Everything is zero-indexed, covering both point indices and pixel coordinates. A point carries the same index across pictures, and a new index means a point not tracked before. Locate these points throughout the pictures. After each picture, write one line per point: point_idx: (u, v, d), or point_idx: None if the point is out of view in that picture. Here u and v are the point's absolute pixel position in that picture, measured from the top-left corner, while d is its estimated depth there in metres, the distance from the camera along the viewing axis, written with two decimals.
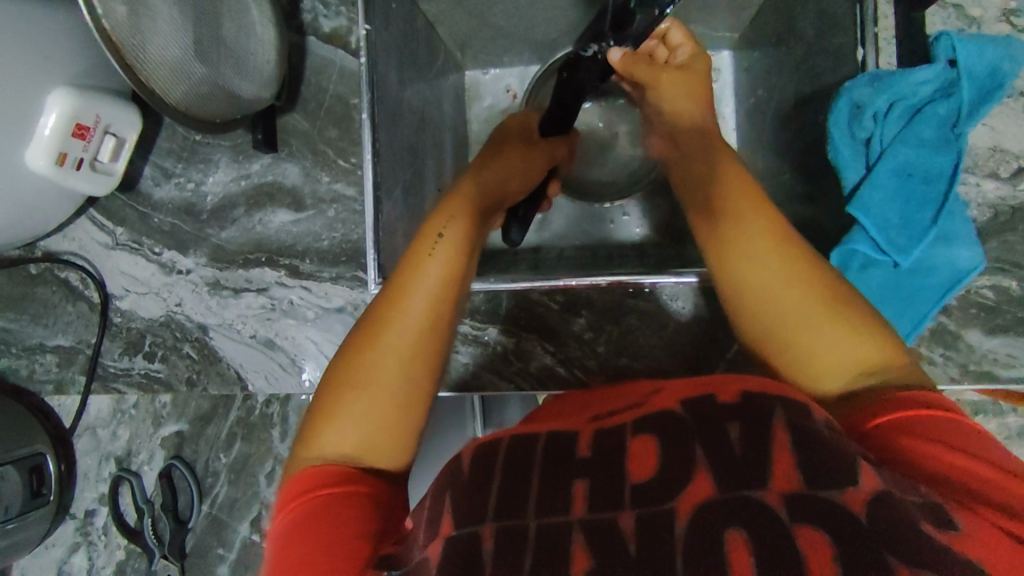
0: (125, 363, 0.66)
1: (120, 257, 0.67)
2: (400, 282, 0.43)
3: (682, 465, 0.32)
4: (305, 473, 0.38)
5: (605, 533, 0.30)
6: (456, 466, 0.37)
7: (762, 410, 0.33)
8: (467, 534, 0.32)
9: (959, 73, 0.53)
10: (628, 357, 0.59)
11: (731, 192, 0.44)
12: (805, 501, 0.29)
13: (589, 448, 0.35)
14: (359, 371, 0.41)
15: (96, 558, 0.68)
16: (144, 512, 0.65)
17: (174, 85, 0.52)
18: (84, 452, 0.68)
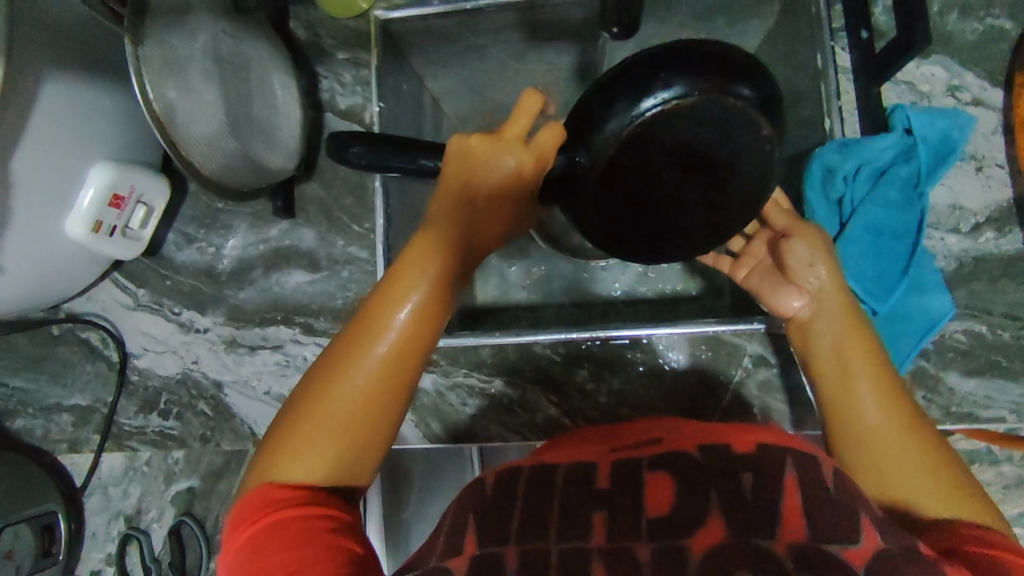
0: (139, 420, 0.68)
1: (140, 317, 0.70)
2: (349, 336, 0.43)
3: (698, 509, 0.35)
4: (255, 501, 0.41)
5: (621, 557, 0.34)
6: (479, 486, 0.41)
7: (778, 466, 0.37)
8: (489, 553, 0.36)
9: (916, 140, 0.60)
10: (629, 407, 0.62)
11: (841, 317, 0.50)
12: (810, 552, 0.33)
13: (609, 477, 0.39)
14: (308, 414, 0.42)
15: None
16: (151, 571, 0.66)
17: (210, 158, 0.56)
18: (93, 511, 0.68)
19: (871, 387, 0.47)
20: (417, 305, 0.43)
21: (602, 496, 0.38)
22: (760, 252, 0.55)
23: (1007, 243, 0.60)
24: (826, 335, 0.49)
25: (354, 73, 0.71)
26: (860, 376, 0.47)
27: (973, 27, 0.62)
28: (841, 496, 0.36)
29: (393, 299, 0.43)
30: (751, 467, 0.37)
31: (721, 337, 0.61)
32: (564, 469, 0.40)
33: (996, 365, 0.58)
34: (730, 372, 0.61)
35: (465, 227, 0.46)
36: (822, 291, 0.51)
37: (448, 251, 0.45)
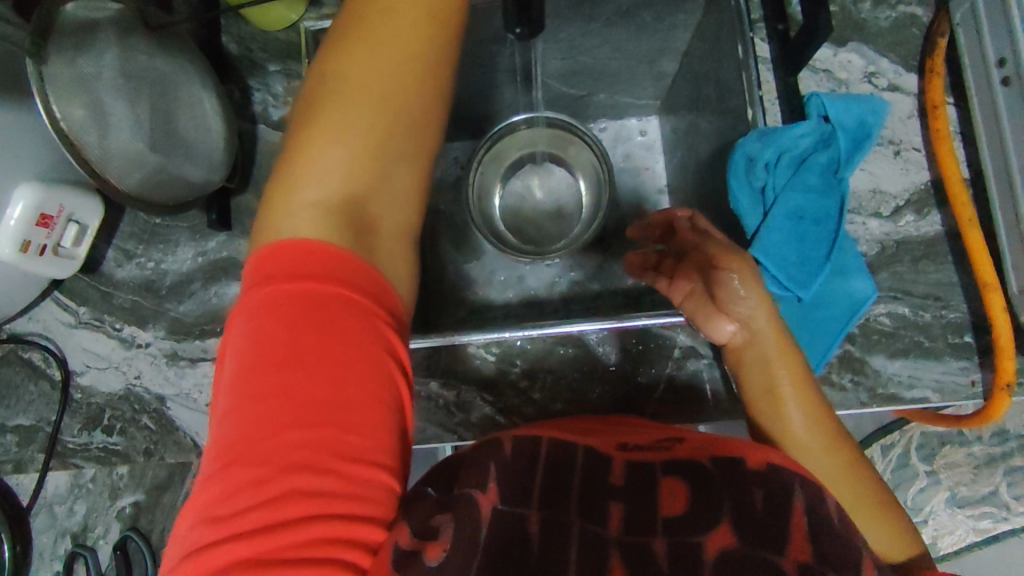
0: (84, 437, 0.68)
1: (82, 335, 0.70)
2: (343, 38, 0.44)
3: (709, 514, 0.41)
4: (295, 263, 0.39)
5: (639, 552, 0.40)
6: (498, 444, 0.45)
7: (788, 488, 0.42)
8: (515, 514, 0.40)
9: (833, 127, 0.61)
10: (563, 402, 0.63)
11: (773, 348, 0.53)
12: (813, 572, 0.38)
13: (624, 476, 0.44)
14: (311, 125, 0.43)
15: None
16: None
17: (128, 173, 0.57)
18: (40, 530, 0.68)
19: (799, 406, 0.52)
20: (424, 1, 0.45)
21: (619, 491, 0.43)
22: (690, 272, 0.56)
23: (926, 225, 0.61)
24: (763, 366, 0.53)
25: (286, 84, 0.72)
26: (788, 398, 0.52)
27: (886, 13, 0.63)
28: (844, 527, 0.42)
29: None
30: (763, 483, 0.42)
31: (648, 329, 0.62)
32: (583, 454, 0.45)
33: (920, 346, 0.58)
34: (660, 364, 0.62)
35: None
36: (755, 324, 0.53)
37: None
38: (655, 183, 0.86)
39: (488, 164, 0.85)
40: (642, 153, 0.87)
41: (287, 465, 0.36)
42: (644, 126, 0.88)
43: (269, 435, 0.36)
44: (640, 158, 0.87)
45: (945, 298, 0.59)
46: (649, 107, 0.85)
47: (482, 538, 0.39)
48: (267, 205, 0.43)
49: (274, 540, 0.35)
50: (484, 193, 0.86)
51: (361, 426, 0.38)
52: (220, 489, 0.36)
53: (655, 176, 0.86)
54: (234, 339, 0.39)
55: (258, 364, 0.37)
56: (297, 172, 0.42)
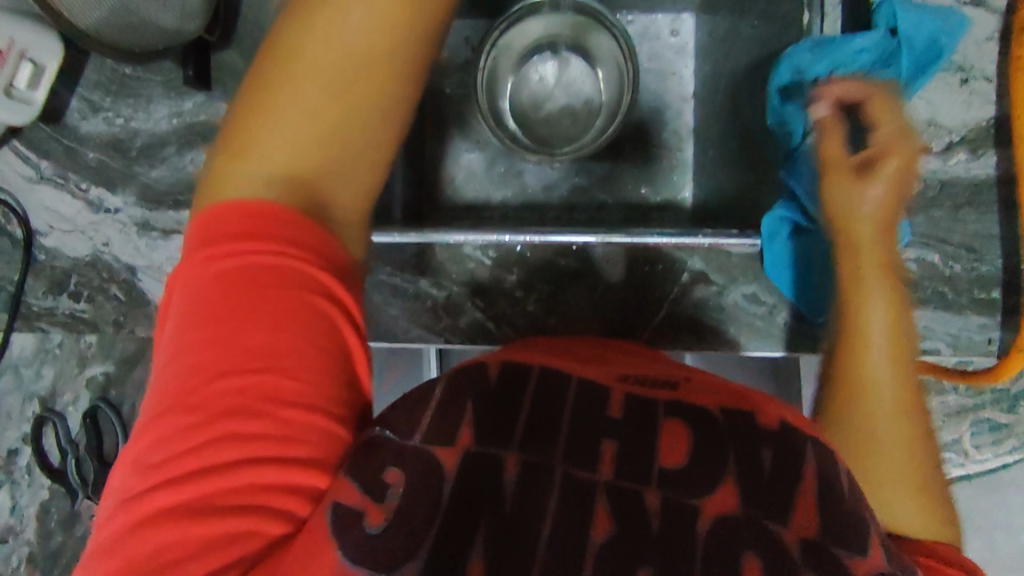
0: (49, 301, 0.64)
1: (45, 192, 0.64)
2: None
3: (715, 464, 0.38)
4: (240, 212, 0.37)
5: (630, 502, 0.37)
6: (482, 371, 0.41)
7: (798, 449, 0.39)
8: (492, 456, 0.37)
9: (899, 44, 0.54)
10: (557, 316, 0.59)
11: (881, 270, 0.49)
12: (819, 549, 0.36)
13: (622, 411, 0.40)
14: (268, 85, 0.40)
15: (20, 497, 0.66)
16: (69, 453, 0.65)
17: (90, 10, 0.55)
18: (7, 391, 0.66)
19: (885, 350, 0.47)
20: None
21: (615, 429, 0.39)
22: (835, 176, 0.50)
23: (977, 168, 0.55)
24: (860, 293, 0.49)
25: None
26: (876, 342, 0.48)
27: None
28: (853, 501, 0.39)
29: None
30: (776, 445, 0.39)
31: (658, 250, 0.58)
32: (575, 387, 0.41)
33: (941, 297, 0.55)
34: (666, 287, 0.58)
35: None
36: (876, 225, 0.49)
37: None
38: (680, 90, 0.78)
39: (502, 50, 0.78)
40: (676, 54, 0.78)
41: (217, 418, 0.34)
42: (676, 24, 0.78)
43: (201, 384, 0.34)
44: (668, 61, 0.79)
45: (980, 251, 0.55)
46: (688, 2, 0.76)
47: (445, 491, 0.36)
48: (216, 165, 0.40)
49: (192, 512, 0.33)
50: (494, 82, 0.79)
51: (303, 384, 0.36)
52: (146, 446, 0.34)
53: (680, 82, 0.78)
54: (171, 301, 0.37)
55: (191, 332, 0.35)
56: (257, 130, 0.39)
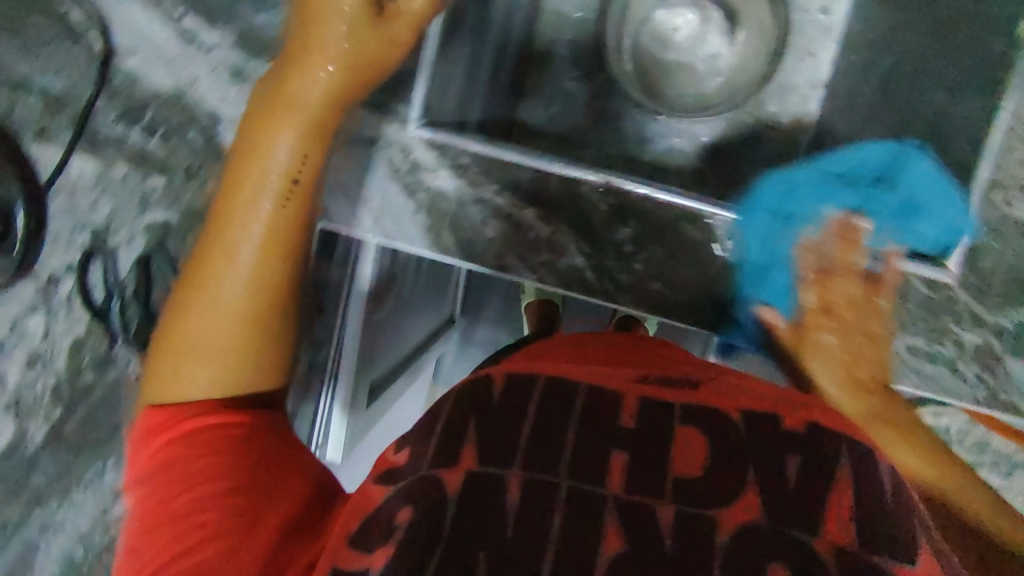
0: (119, 130, 0.60)
1: (134, 8, 0.59)
2: (251, 133, 0.52)
3: (730, 480, 0.40)
4: (169, 413, 0.48)
5: (638, 512, 0.38)
6: (487, 392, 0.45)
7: (832, 459, 0.41)
8: (495, 476, 0.40)
9: None
10: (663, 283, 0.56)
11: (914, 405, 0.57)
12: (846, 554, 0.37)
13: (634, 420, 0.43)
14: (180, 336, 0.50)
15: (55, 325, 0.61)
16: (114, 293, 0.62)
17: None
18: (58, 214, 0.60)
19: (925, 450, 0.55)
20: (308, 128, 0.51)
21: (626, 439, 0.42)
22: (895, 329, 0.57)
23: None
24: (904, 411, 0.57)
25: None
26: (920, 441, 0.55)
27: None
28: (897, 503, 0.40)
29: (291, 76, 0.51)
30: (800, 456, 0.41)
31: None
32: (584, 396, 0.44)
33: None
34: None
35: (369, 69, 0.52)
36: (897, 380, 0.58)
37: (360, 66, 0.51)
38: (813, 72, 0.73)
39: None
40: (822, 27, 0.73)
41: (179, 528, 0.43)
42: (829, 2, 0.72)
43: (164, 502, 0.44)
44: (808, 39, 0.73)
45: None
46: None
47: (446, 519, 0.39)
48: (150, 390, 0.50)
49: None
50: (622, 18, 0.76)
51: (235, 478, 0.45)
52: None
53: (812, 63, 0.73)
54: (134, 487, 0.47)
55: (148, 502, 0.45)
56: (175, 374, 0.49)
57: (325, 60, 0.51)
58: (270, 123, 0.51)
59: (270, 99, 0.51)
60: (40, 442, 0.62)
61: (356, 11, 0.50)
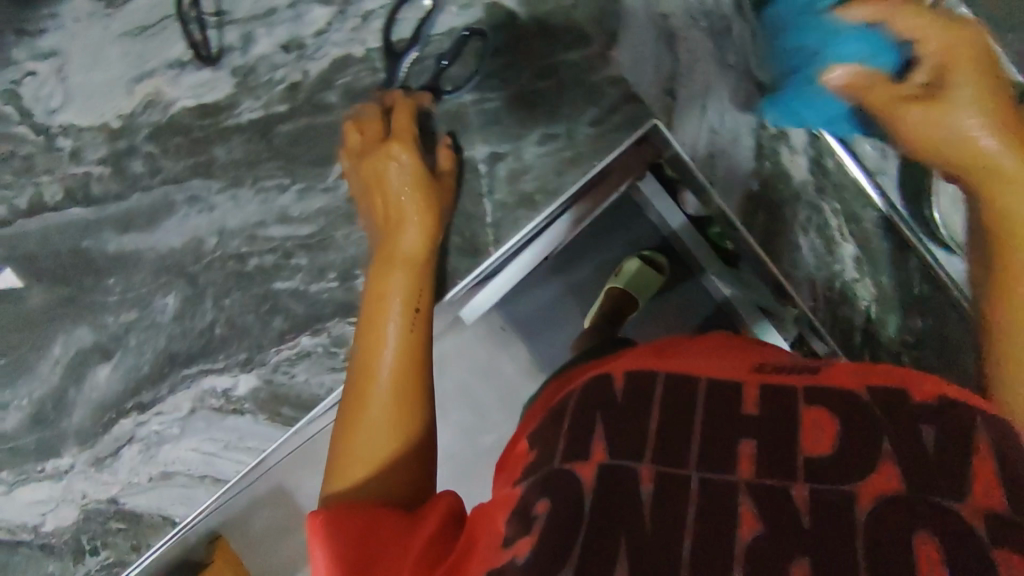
0: None
1: None
2: (375, 279, 0.51)
3: (867, 449, 0.32)
4: (343, 535, 0.37)
5: (773, 498, 0.32)
6: (608, 389, 0.40)
7: (967, 421, 0.32)
8: (626, 466, 0.35)
9: None
10: None
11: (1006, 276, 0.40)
12: (1011, 524, 0.29)
13: (757, 406, 0.36)
14: (356, 438, 0.42)
15: (335, 31, 0.58)
16: (421, 43, 0.57)
17: None
18: None
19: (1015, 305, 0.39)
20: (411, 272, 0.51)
21: (748, 425, 0.36)
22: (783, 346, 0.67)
23: None
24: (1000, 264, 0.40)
25: None
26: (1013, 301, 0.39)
27: None
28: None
29: (394, 236, 0.53)
30: (936, 421, 0.33)
31: None
32: (704, 392, 0.38)
33: None
34: None
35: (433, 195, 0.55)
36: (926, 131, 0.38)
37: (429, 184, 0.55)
38: None
39: None
40: None
41: None
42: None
43: None
44: None
45: None
46: None
47: (585, 508, 0.33)
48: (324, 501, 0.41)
49: None
50: None
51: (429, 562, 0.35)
52: None
53: None
54: None
55: None
56: (362, 467, 0.41)
57: (392, 153, 0.55)
58: (380, 305, 0.48)
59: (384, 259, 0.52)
60: (244, 122, 0.59)
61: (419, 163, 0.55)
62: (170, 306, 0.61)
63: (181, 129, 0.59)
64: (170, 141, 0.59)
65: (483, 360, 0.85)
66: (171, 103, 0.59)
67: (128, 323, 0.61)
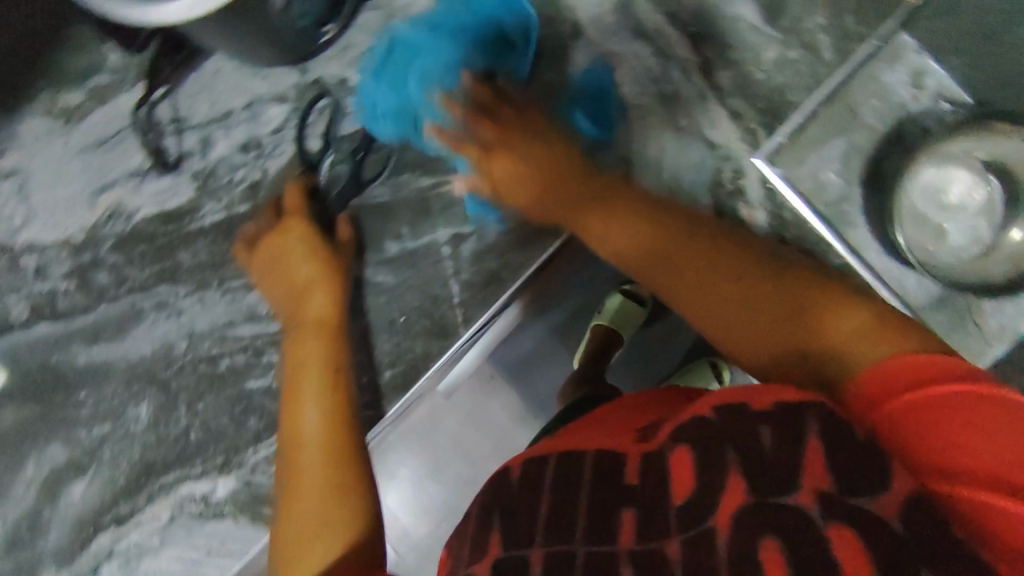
0: None
1: None
2: (292, 349, 0.50)
3: (717, 476, 0.32)
4: None
5: (651, 559, 0.31)
6: (503, 478, 0.39)
7: (797, 427, 0.32)
8: (515, 556, 0.33)
9: None
10: None
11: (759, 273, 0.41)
12: (839, 504, 0.29)
13: (637, 476, 0.36)
14: (290, 525, 0.40)
15: (292, 127, 0.58)
16: (330, 146, 0.58)
17: None
18: (362, 28, 0.58)
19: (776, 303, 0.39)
20: (319, 342, 0.49)
21: (630, 493, 0.35)
22: None
23: None
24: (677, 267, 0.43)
25: None
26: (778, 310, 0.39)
27: None
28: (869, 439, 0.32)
29: (303, 305, 0.52)
30: (771, 420, 0.32)
31: None
32: (590, 460, 0.38)
33: None
34: None
35: (338, 267, 0.54)
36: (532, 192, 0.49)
37: (332, 257, 0.54)
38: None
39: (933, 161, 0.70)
40: None
41: None
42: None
43: None
44: None
45: None
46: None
47: None
48: None
49: None
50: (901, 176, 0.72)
51: None
52: None
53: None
54: None
55: None
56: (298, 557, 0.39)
57: (285, 233, 0.55)
58: (297, 394, 0.46)
59: (299, 333, 0.50)
60: (206, 224, 0.59)
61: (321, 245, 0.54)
62: (143, 415, 0.60)
63: (145, 237, 0.59)
64: (134, 250, 0.59)
65: (467, 405, 0.71)
66: (133, 212, 0.59)
67: (101, 436, 0.60)
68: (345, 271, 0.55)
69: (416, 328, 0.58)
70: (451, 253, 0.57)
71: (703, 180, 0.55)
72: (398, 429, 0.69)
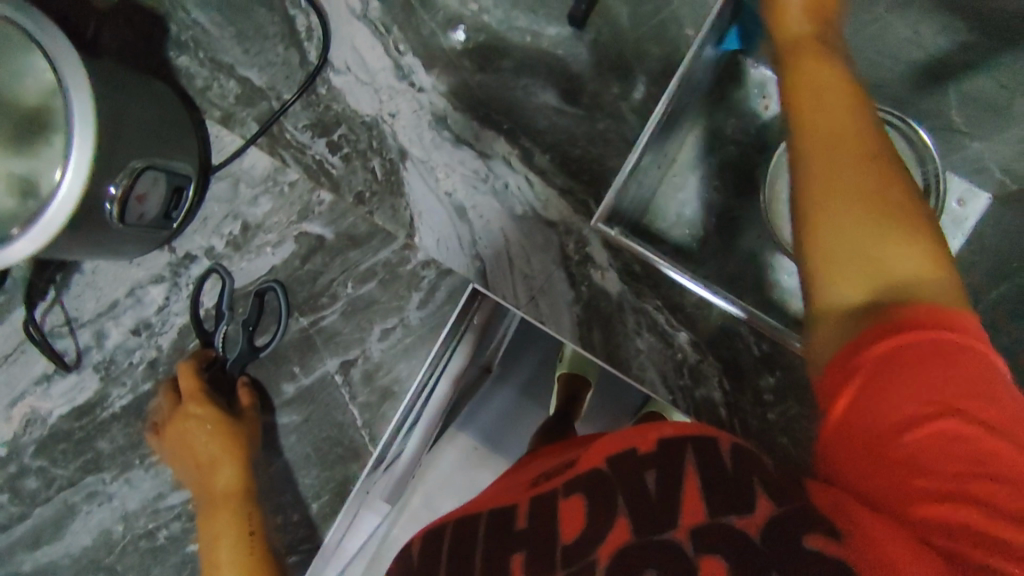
0: (305, 137, 0.62)
1: (359, 32, 0.60)
2: (207, 526, 0.53)
3: (606, 519, 0.35)
4: None
5: None
6: (409, 554, 0.44)
7: (676, 459, 0.36)
8: None
9: None
10: (789, 439, 0.58)
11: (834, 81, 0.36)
12: (711, 531, 0.32)
13: (528, 518, 0.39)
14: None
15: (173, 302, 0.63)
16: (222, 318, 0.60)
17: None
18: (215, 198, 0.63)
19: (850, 172, 0.32)
20: (234, 510, 0.53)
21: (520, 538, 0.38)
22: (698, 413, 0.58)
23: None
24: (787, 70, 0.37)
25: None
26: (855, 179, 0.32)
27: None
28: (739, 468, 0.34)
29: (212, 481, 0.55)
30: (654, 464, 0.36)
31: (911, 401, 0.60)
32: (485, 521, 0.41)
33: None
34: None
35: (236, 430, 0.57)
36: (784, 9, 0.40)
37: (230, 422, 0.57)
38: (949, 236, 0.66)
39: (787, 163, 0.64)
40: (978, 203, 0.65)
41: None
42: (967, 194, 0.66)
43: None
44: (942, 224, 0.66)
45: None
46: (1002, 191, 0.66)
47: None
48: None
49: None
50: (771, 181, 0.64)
51: None
52: None
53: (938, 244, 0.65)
54: None
55: None
56: None
57: (189, 411, 0.57)
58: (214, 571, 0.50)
59: (209, 508, 0.54)
60: (117, 410, 0.63)
61: (218, 415, 0.56)
62: None
63: (63, 436, 0.63)
64: (55, 449, 0.63)
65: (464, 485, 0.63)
66: (47, 416, 0.63)
67: None
68: (247, 433, 0.58)
69: (331, 456, 0.61)
70: (345, 379, 0.61)
71: (552, 257, 0.60)
72: (399, 524, 0.63)
